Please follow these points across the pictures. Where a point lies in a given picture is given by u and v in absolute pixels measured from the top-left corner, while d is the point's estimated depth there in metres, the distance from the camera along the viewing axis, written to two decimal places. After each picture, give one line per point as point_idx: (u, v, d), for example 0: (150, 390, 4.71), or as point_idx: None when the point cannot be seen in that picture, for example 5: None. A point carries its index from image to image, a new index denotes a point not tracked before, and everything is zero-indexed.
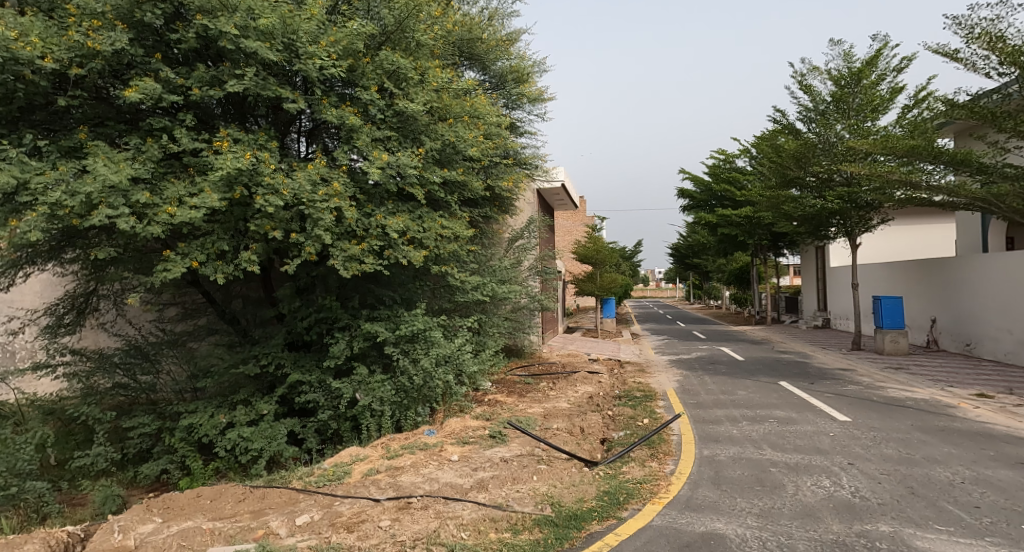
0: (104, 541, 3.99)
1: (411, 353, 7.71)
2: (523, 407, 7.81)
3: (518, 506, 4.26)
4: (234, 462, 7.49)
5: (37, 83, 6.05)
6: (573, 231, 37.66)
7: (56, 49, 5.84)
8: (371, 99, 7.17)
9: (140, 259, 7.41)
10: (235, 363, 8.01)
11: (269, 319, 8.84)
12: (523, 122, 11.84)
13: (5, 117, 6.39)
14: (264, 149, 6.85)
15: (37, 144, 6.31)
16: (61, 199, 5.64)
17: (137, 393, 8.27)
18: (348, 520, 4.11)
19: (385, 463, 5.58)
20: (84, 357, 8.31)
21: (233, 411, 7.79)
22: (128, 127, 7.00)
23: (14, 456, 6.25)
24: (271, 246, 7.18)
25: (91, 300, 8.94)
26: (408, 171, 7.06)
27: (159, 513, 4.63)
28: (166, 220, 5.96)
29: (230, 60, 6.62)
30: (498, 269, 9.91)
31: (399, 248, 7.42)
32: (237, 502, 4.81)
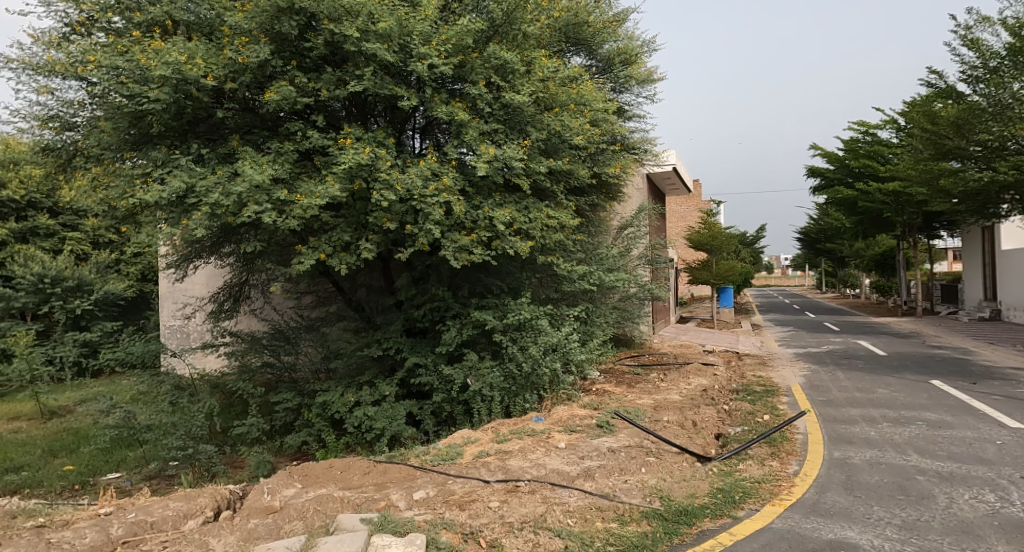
0: (257, 502, 4.58)
1: (519, 341, 7.92)
2: (633, 398, 7.68)
3: (626, 496, 4.21)
4: (361, 439, 8.12)
5: (199, 99, 6.91)
6: (687, 217, 36.11)
7: (215, 68, 6.65)
8: (480, 94, 7.32)
9: (281, 251, 8.28)
10: (362, 346, 8.85)
11: (390, 307, 9.51)
12: (632, 105, 11.50)
13: (176, 130, 7.41)
14: (382, 146, 7.34)
15: (202, 152, 7.25)
16: (219, 200, 6.47)
17: (281, 372, 9.23)
18: (461, 498, 4.32)
19: (495, 446, 5.78)
20: (240, 339, 9.46)
21: (360, 391, 8.48)
22: (271, 133, 7.81)
23: (189, 423, 7.27)
24: (389, 238, 7.68)
25: (244, 288, 10.14)
26: (514, 163, 7.17)
27: (300, 480, 5.19)
28: (299, 214, 6.62)
29: (354, 63, 7.12)
30: (606, 257, 9.77)
31: (506, 239, 7.59)
32: (364, 474, 5.26)
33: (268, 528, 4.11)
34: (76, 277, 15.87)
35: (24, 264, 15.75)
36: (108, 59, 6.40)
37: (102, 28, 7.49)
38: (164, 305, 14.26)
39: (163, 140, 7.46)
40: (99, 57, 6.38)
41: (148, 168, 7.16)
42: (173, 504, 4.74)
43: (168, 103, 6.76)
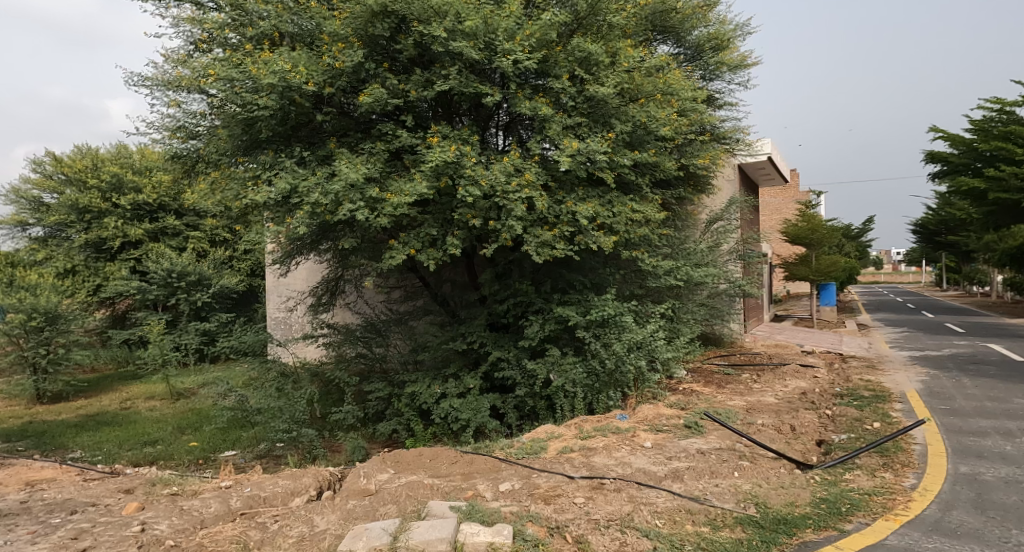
0: (355, 484, 4.87)
1: (603, 337, 7.82)
2: (723, 399, 7.36)
3: (718, 500, 4.05)
4: (447, 429, 8.35)
5: (301, 104, 7.37)
6: (783, 209, 34.06)
7: (316, 74, 7.04)
8: (563, 87, 7.26)
9: (373, 247, 8.68)
10: (447, 339, 9.11)
11: (474, 302, 9.71)
12: (723, 93, 11.00)
13: (282, 135, 7.95)
14: (467, 144, 7.50)
15: (303, 155, 7.74)
16: (318, 199, 6.88)
17: (373, 362, 9.68)
18: (546, 492, 4.34)
19: (579, 442, 5.75)
20: (336, 330, 10.04)
21: (445, 383, 8.74)
22: (364, 135, 8.19)
23: (292, 408, 7.81)
24: (474, 234, 7.84)
25: (339, 283, 10.74)
26: (599, 156, 7.06)
27: (392, 465, 5.45)
28: (390, 211, 6.90)
29: (441, 63, 7.30)
30: (693, 252, 9.41)
31: (589, 234, 7.50)
32: (451, 464, 5.42)
33: (365, 509, 4.36)
34: (197, 272, 17.52)
35: (155, 260, 17.61)
36: (224, 72, 6.97)
37: (220, 44, 8.17)
38: (270, 298, 15.41)
39: (270, 145, 8.04)
40: (217, 71, 6.97)
41: (258, 171, 7.75)
42: (282, 482, 5.14)
43: (275, 110, 7.26)
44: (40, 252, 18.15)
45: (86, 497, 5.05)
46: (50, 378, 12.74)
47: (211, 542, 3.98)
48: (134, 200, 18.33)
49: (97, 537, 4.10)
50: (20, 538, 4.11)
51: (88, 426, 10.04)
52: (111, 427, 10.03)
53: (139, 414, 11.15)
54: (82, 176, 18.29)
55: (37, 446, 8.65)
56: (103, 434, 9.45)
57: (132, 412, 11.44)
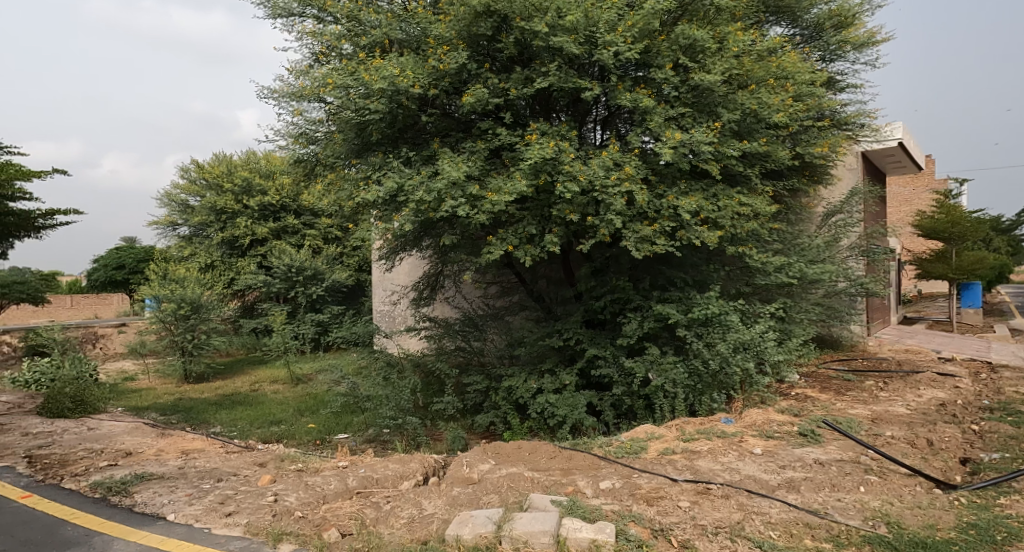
0: (458, 472, 5.05)
1: (706, 336, 7.50)
2: (844, 407, 6.78)
3: (841, 516, 3.74)
4: (543, 424, 8.39)
5: (408, 107, 7.71)
6: (914, 201, 30.76)
7: (422, 78, 7.35)
8: (665, 78, 7.02)
9: (472, 243, 8.91)
10: (543, 335, 9.15)
11: (570, 298, 9.69)
12: (845, 74, 10.12)
13: (389, 137, 8.39)
14: (565, 139, 7.48)
15: (409, 156, 8.11)
16: (422, 197, 7.19)
17: (471, 356, 9.92)
18: (648, 493, 4.24)
19: (682, 444, 5.55)
20: (437, 323, 10.43)
21: (542, 378, 8.79)
22: (465, 134, 8.43)
23: (398, 396, 8.23)
24: (571, 229, 7.82)
25: (439, 278, 11.15)
26: (703, 148, 6.75)
27: (493, 457, 5.59)
28: (489, 208, 7.04)
29: (541, 59, 7.33)
30: (808, 247, 8.75)
31: (691, 229, 7.20)
32: (550, 459, 5.45)
33: (470, 497, 4.51)
34: (312, 267, 18.94)
35: (278, 257, 19.26)
36: (341, 80, 7.46)
37: (337, 55, 8.76)
38: (377, 292, 16.37)
39: (380, 147, 8.51)
40: (335, 79, 7.48)
41: (369, 172, 8.22)
42: (391, 466, 5.45)
43: (385, 113, 7.66)
44: (186, 249, 20.51)
45: (228, 467, 5.67)
46: (194, 360, 14.37)
47: (332, 517, 4.31)
48: (261, 201, 20.20)
49: (238, 504, 4.59)
50: (178, 499, 4.69)
51: (224, 405, 11.21)
52: (243, 407, 11.12)
53: (265, 396, 12.27)
54: (218, 181, 20.42)
55: (185, 420, 9.79)
56: (237, 412, 10.50)
57: (259, 394, 12.63)
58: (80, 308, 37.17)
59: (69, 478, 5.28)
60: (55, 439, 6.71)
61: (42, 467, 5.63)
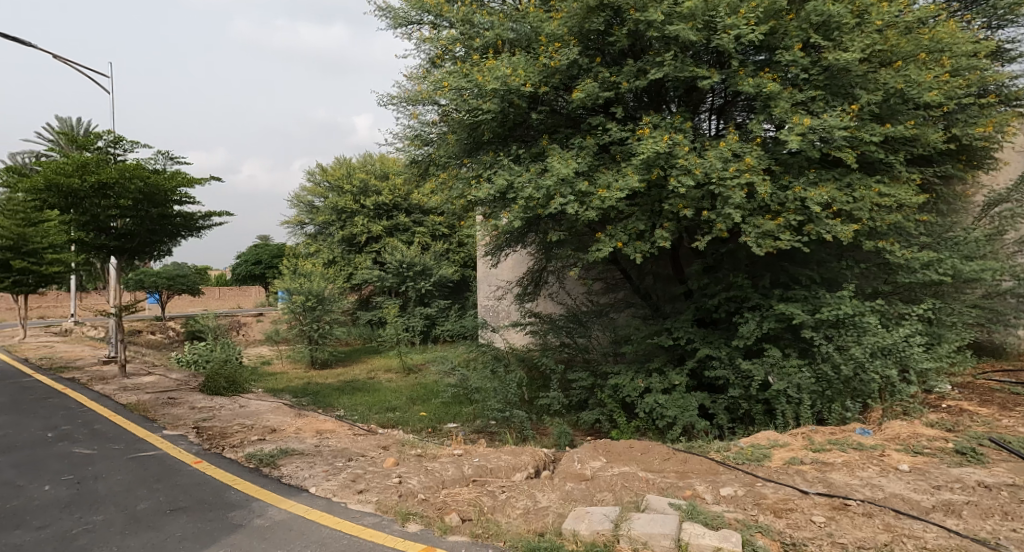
0: (570, 468, 5.07)
1: (837, 339, 6.89)
2: (1010, 423, 5.93)
3: (1015, 548, 3.29)
4: (652, 425, 8.14)
5: (519, 105, 7.84)
6: None
7: (533, 76, 7.41)
8: (794, 59, 6.52)
9: (579, 239, 8.83)
10: (651, 333, 8.88)
11: (680, 296, 9.34)
12: (1015, 42, 8.82)
13: (499, 135, 8.56)
14: (679, 131, 7.22)
15: (519, 153, 8.23)
16: (531, 194, 7.27)
17: (575, 352, 9.81)
18: (776, 504, 3.98)
19: (811, 454, 5.15)
20: (541, 319, 10.49)
21: (650, 378, 8.55)
22: (573, 130, 8.40)
23: (505, 390, 8.40)
24: (684, 224, 7.52)
25: (544, 274, 11.20)
26: (837, 133, 6.19)
27: (604, 454, 5.54)
28: (599, 204, 6.96)
29: (656, 49, 7.12)
30: (963, 241, 7.74)
31: (821, 222, 6.65)
32: (664, 460, 5.30)
33: (583, 493, 4.51)
34: (422, 262, 19.87)
35: (391, 253, 20.44)
36: (456, 83, 7.73)
37: (450, 58, 9.10)
38: (482, 286, 16.86)
39: (491, 146, 8.73)
40: (450, 82, 7.76)
41: (480, 170, 8.45)
42: (504, 457, 5.59)
43: (496, 112, 7.84)
44: (311, 245, 22.39)
45: (356, 448, 6.13)
46: (319, 348, 15.66)
47: (452, 502, 4.51)
48: (375, 201, 21.58)
49: (367, 482, 4.95)
50: (317, 474, 5.15)
51: (345, 390, 12.11)
52: (361, 393, 11.94)
53: (380, 384, 13.10)
54: (339, 183, 22.04)
55: (313, 403, 10.71)
56: (357, 398, 11.31)
57: (375, 381, 13.49)
58: (225, 299, 41.95)
59: (228, 448, 6.00)
60: (213, 414, 7.63)
61: (206, 437, 6.45)
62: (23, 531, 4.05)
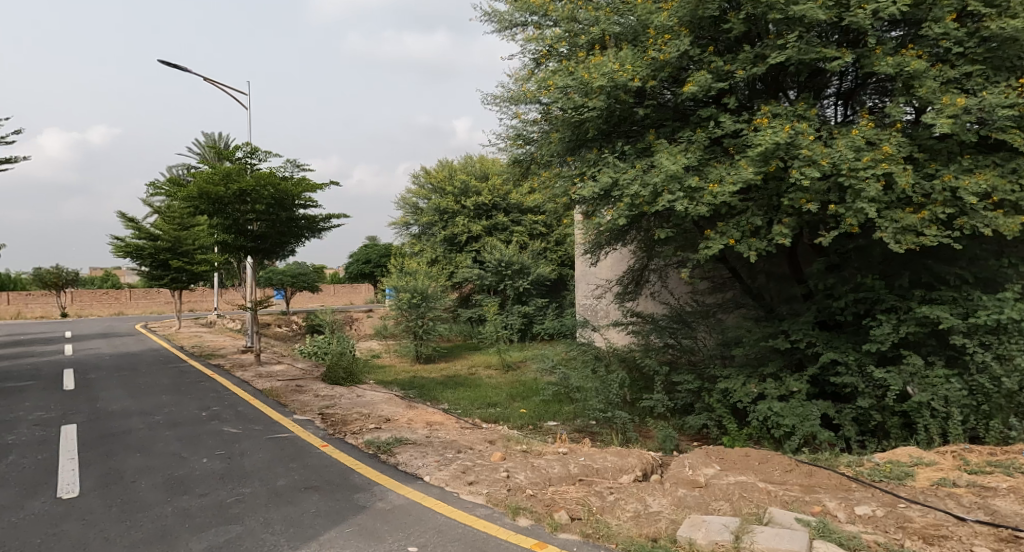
0: (681, 474, 4.88)
1: (997, 348, 6.12)
2: None
3: None
4: (766, 434, 7.57)
5: (625, 101, 7.68)
6: None
7: (641, 70, 7.24)
8: (945, 33, 5.85)
9: (687, 237, 8.45)
10: (766, 336, 8.29)
11: (798, 296, 8.69)
12: None
13: (603, 132, 8.43)
14: (802, 120, 6.71)
15: (624, 149, 8.05)
16: (638, 191, 7.08)
17: (680, 353, 9.31)
18: (924, 529, 3.58)
19: (964, 476, 4.57)
20: (643, 319, 10.15)
21: (764, 383, 8.00)
22: (681, 123, 8.10)
23: (607, 390, 8.26)
24: (806, 220, 6.98)
25: (645, 272, 10.86)
26: (999, 113, 5.46)
27: (717, 462, 5.27)
28: (710, 200, 6.63)
29: (776, 33, 6.70)
30: None
31: (976, 215, 5.89)
32: (785, 472, 4.96)
33: (698, 500, 4.32)
34: (520, 261, 20.08)
35: (490, 252, 20.85)
36: (561, 80, 7.73)
37: (554, 57, 9.11)
38: (580, 285, 16.74)
39: (594, 143, 8.62)
40: (555, 80, 7.76)
41: (583, 168, 8.37)
42: (610, 458, 5.49)
43: (602, 109, 7.74)
44: (416, 245, 23.42)
45: (463, 441, 6.31)
46: (424, 343, 16.35)
47: (560, 499, 4.52)
48: (475, 201, 22.15)
49: (477, 475, 5.08)
50: (430, 464, 5.38)
51: (448, 385, 12.54)
52: (464, 388, 12.29)
53: (481, 380, 13.41)
54: (442, 184, 22.85)
55: (419, 396, 11.18)
56: (460, 392, 11.65)
57: (476, 377, 13.82)
58: (339, 296, 45.18)
59: (349, 435, 6.44)
60: (333, 402, 8.21)
61: (329, 423, 6.97)
62: (188, 497, 4.60)
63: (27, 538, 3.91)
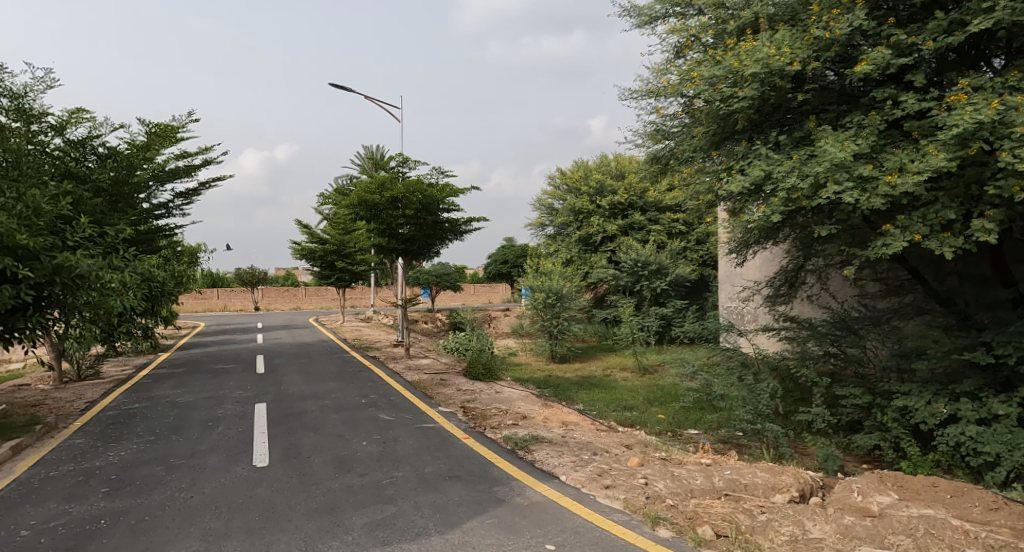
0: (849, 500, 4.34)
1: None
2: None
3: None
4: (960, 462, 6.43)
5: (781, 87, 7.04)
6: None
7: (800, 51, 6.61)
8: None
9: (854, 233, 7.50)
10: (960, 348, 7.07)
11: (1003, 303, 7.33)
12: None
13: (755, 122, 7.80)
14: (1014, 92, 5.66)
15: (779, 139, 7.36)
16: (796, 183, 6.43)
17: (846, 364, 8.29)
18: None
19: None
20: (799, 325, 9.20)
21: (957, 402, 6.82)
22: (850, 107, 7.25)
23: (756, 400, 7.62)
24: (1017, 210, 5.84)
25: (801, 273, 9.80)
26: None
27: (895, 490, 4.60)
28: (887, 191, 5.82)
29: None
30: None
31: None
32: (988, 511, 4.19)
33: (869, 532, 3.82)
34: (658, 261, 19.32)
35: (626, 252, 20.36)
36: (707, 71, 7.30)
37: (700, 46, 8.65)
38: (724, 286, 15.73)
39: (743, 134, 8.00)
40: (701, 71, 7.35)
41: (730, 162, 7.80)
42: (762, 474, 5.05)
43: (754, 98, 7.17)
44: (551, 246, 23.64)
45: (600, 444, 6.22)
46: (559, 342, 16.43)
47: (705, 513, 4.25)
48: (611, 200, 21.78)
49: (614, 479, 4.97)
50: (566, 464, 5.37)
51: (583, 385, 12.49)
52: (599, 389, 12.14)
53: (617, 382, 13.16)
54: (577, 185, 22.83)
55: (555, 395, 11.27)
56: (595, 393, 11.54)
57: (611, 379, 13.58)
58: (478, 295, 47.35)
59: (490, 429, 6.67)
60: (474, 397, 8.57)
61: (471, 417, 7.28)
62: (352, 475, 5.08)
63: (232, 498, 4.59)
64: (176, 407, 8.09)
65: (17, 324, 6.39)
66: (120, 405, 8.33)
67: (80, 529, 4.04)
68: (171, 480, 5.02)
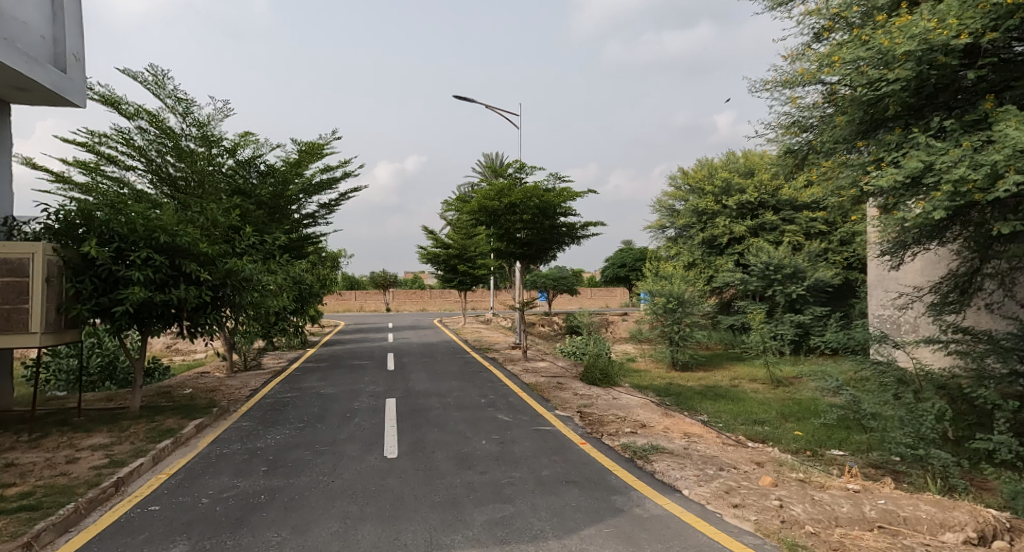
0: None
1: None
2: None
3: None
4: None
5: (946, 65, 6.16)
6: None
7: (972, 22, 5.74)
8: None
9: None
10: None
11: None
12: None
13: (912, 106, 6.90)
14: None
15: (944, 125, 6.43)
16: (966, 174, 5.58)
17: None
18: None
19: None
20: (974, 338, 7.89)
21: None
22: None
23: (917, 421, 6.67)
24: None
25: (976, 278, 8.42)
26: None
27: None
28: None
29: None
30: None
31: None
32: None
33: None
34: (793, 264, 17.75)
35: (756, 255, 18.94)
36: (849, 54, 6.61)
37: (843, 27, 7.83)
38: (875, 292, 14.08)
39: (897, 121, 7.11)
40: (843, 55, 6.67)
41: (879, 153, 6.97)
42: (926, 508, 4.39)
43: (910, 80, 6.34)
44: (672, 248, 22.72)
45: (727, 459, 5.81)
46: (680, 349, 15.74)
47: (853, 545, 3.79)
48: (739, 200, 20.42)
49: (743, 498, 4.62)
50: (689, 477, 5.10)
51: (708, 396, 11.81)
52: (726, 401, 11.42)
53: (746, 394, 12.27)
54: (701, 185, 21.69)
55: (677, 404, 10.77)
56: (721, 405, 10.86)
57: (739, 390, 12.70)
58: (595, 299, 46.90)
59: (608, 436, 6.52)
60: (591, 402, 8.46)
61: (588, 422, 7.17)
62: (472, 472, 5.23)
63: (365, 485, 4.92)
64: (320, 398, 8.91)
65: (201, 320, 7.30)
66: (276, 393, 9.36)
67: (245, 501, 4.57)
68: (316, 465, 5.51)
